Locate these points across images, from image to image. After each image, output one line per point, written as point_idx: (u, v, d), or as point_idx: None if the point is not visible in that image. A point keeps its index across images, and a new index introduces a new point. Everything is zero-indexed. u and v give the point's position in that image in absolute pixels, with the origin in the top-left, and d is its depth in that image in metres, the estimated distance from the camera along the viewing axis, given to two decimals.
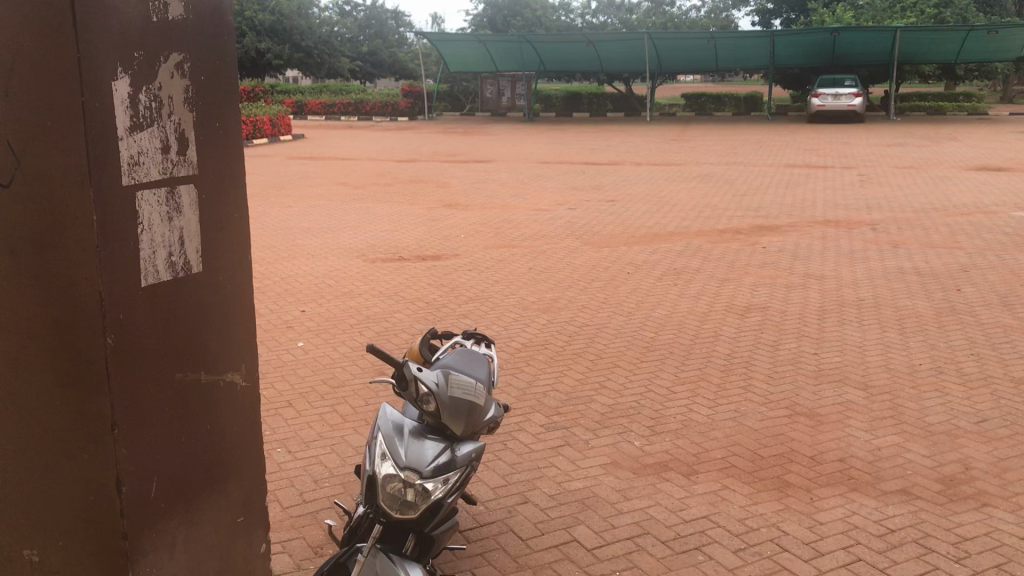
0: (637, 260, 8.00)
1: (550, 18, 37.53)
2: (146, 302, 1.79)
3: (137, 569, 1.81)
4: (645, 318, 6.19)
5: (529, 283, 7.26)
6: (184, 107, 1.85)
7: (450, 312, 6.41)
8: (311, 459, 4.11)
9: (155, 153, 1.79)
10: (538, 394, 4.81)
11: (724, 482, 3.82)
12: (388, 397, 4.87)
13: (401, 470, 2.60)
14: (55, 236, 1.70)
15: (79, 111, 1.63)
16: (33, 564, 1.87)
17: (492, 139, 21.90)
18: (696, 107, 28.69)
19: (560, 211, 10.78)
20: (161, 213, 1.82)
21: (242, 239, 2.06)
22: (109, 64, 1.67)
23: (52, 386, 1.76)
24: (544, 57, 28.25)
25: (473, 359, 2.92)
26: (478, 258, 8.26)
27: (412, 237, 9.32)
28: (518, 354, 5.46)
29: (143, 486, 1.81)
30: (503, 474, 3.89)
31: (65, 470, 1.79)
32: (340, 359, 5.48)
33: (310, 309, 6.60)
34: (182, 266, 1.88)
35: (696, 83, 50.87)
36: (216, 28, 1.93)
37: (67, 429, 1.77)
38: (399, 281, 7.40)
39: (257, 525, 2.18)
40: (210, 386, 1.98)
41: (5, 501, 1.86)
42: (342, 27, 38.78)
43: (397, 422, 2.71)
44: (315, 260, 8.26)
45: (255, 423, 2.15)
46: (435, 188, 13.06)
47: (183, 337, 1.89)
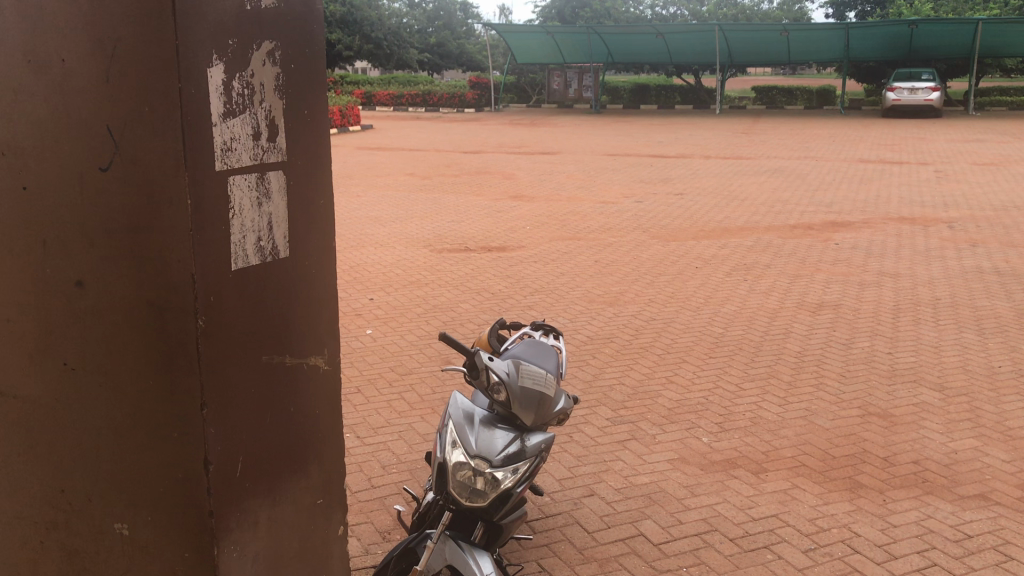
0: (705, 255, 7.92)
1: (620, 9, 37.34)
2: (236, 285, 1.82)
3: (223, 547, 1.85)
4: (714, 313, 6.13)
5: (596, 276, 7.23)
6: (275, 94, 1.88)
7: (516, 302, 6.43)
8: (379, 445, 4.16)
9: (246, 140, 1.82)
10: (605, 387, 4.80)
11: (794, 481, 3.77)
12: (455, 386, 4.91)
13: (471, 458, 2.62)
14: (150, 219, 1.73)
15: (176, 97, 1.66)
16: (124, 538, 1.92)
17: (558, 131, 21.87)
18: (767, 100, 28.30)
19: (627, 204, 10.72)
20: (251, 199, 1.85)
21: (326, 226, 2.08)
22: (205, 51, 1.70)
23: (146, 365, 1.80)
24: (612, 49, 28.07)
25: (543, 350, 2.92)
26: (544, 249, 8.27)
27: (480, 228, 9.35)
28: (584, 347, 5.45)
29: (229, 464, 1.85)
30: (569, 466, 3.89)
31: (154, 447, 1.84)
32: (408, 348, 5.54)
33: (378, 297, 6.68)
34: (270, 251, 1.91)
35: (767, 76, 50.12)
36: (307, 18, 1.94)
37: (157, 409, 1.81)
38: (466, 272, 7.45)
39: (336, 508, 2.22)
40: (294, 369, 2.02)
41: (98, 476, 1.90)
42: (410, 18, 39.03)
43: (467, 411, 2.73)
44: (384, 249, 8.36)
45: (336, 406, 2.18)
46: (501, 180, 13.08)
47: (269, 320, 1.93)
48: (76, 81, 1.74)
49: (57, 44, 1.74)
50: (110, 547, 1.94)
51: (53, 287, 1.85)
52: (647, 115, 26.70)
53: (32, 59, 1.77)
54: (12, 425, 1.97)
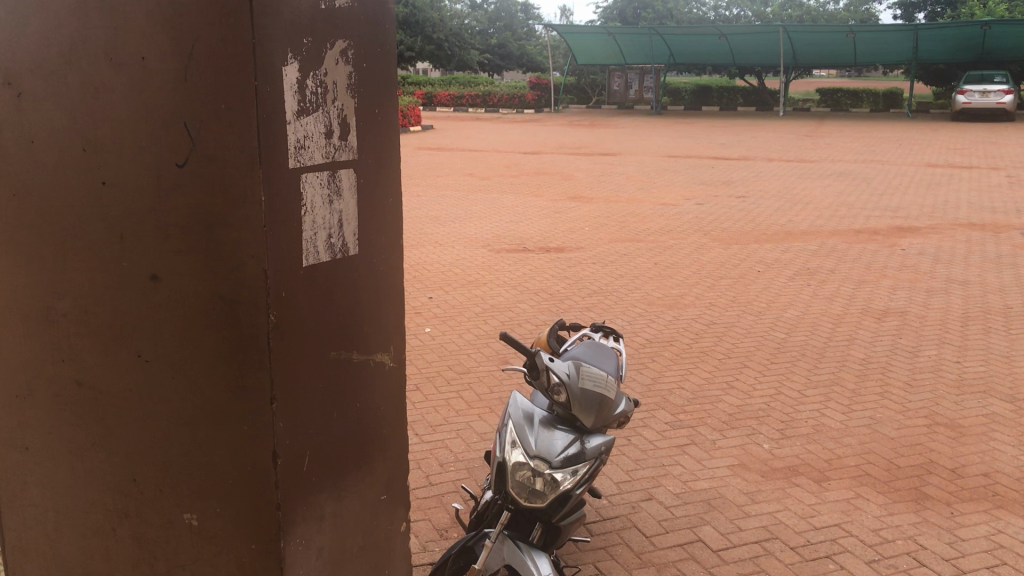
0: (767, 259, 7.82)
1: (682, 11, 37.20)
2: (307, 281, 1.84)
3: (289, 539, 1.87)
4: (776, 318, 6.06)
5: (656, 279, 7.20)
6: (347, 93, 1.90)
7: (575, 304, 6.42)
8: (437, 442, 4.18)
9: (319, 137, 1.83)
10: (664, 391, 4.76)
11: (857, 490, 3.70)
12: (513, 386, 4.92)
13: (530, 458, 2.63)
14: (225, 214, 1.74)
15: (253, 96, 1.67)
16: (192, 528, 1.92)
17: (618, 132, 21.87)
18: (832, 102, 27.94)
19: (688, 206, 10.65)
20: (323, 196, 1.87)
21: (393, 224, 2.10)
22: (281, 50, 1.71)
23: (216, 358, 1.81)
24: (675, 50, 27.91)
25: (603, 351, 2.90)
26: (604, 251, 8.25)
27: (539, 228, 9.36)
28: (644, 349, 5.43)
29: (295, 458, 1.87)
30: (628, 470, 3.87)
31: (224, 440, 1.84)
32: (466, 347, 5.56)
33: (437, 295, 6.74)
34: (340, 248, 1.93)
35: (832, 78, 49.41)
36: (378, 17, 1.96)
37: (227, 402, 1.82)
38: (524, 272, 7.47)
39: (398, 505, 2.24)
40: (360, 365, 2.04)
41: (169, 466, 1.90)
42: (472, 19, 39.33)
43: (527, 411, 2.73)
44: (443, 249, 8.43)
45: (399, 404, 2.19)
46: (560, 181, 13.10)
47: (337, 317, 1.94)
48: (155, 79, 1.73)
49: (138, 42, 1.73)
50: (179, 536, 1.93)
51: (128, 279, 1.85)
52: (708, 117, 26.54)
53: (111, 54, 1.75)
54: (84, 414, 1.96)
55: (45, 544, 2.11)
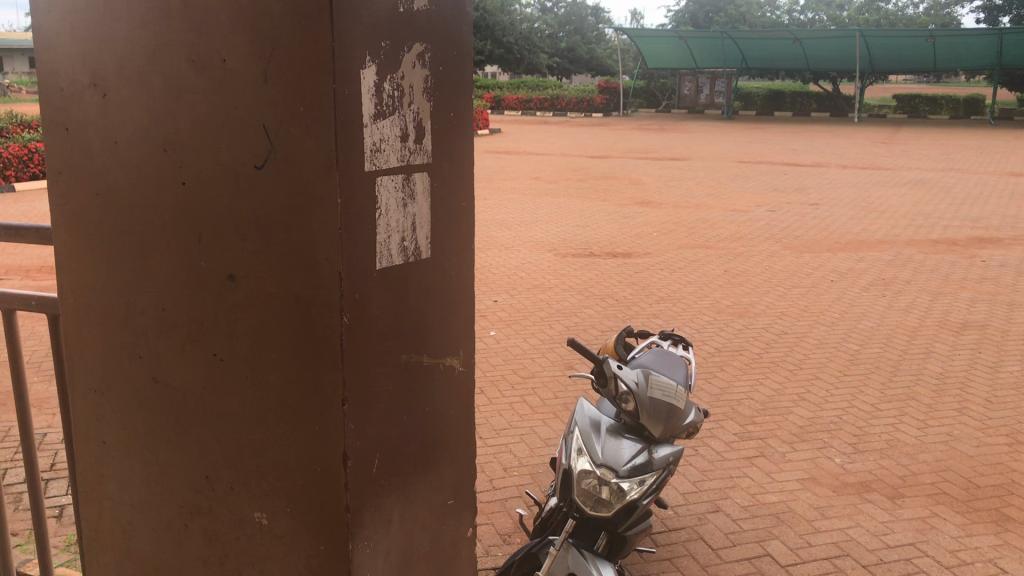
0: (840, 268, 7.66)
1: (755, 16, 36.85)
2: (380, 284, 1.83)
3: (358, 541, 1.86)
4: (849, 329, 5.92)
5: (725, 286, 7.10)
6: (423, 96, 1.88)
7: (642, 310, 6.36)
8: (501, 446, 4.18)
9: (395, 141, 1.82)
10: (732, 401, 4.68)
11: (933, 509, 3.58)
12: (577, 391, 4.89)
13: (597, 466, 2.63)
14: (301, 217, 1.72)
15: (330, 98, 1.64)
16: (263, 527, 1.91)
17: (687, 137, 21.73)
18: (909, 109, 27.33)
19: (759, 213, 10.51)
20: (397, 199, 1.85)
21: (464, 228, 2.08)
22: (360, 53, 1.68)
23: (291, 359, 1.80)
24: (746, 54, 27.60)
25: (672, 359, 2.87)
26: (672, 257, 8.17)
27: (607, 233, 9.32)
28: (712, 358, 5.35)
29: (365, 460, 1.86)
30: (694, 480, 3.81)
31: (296, 440, 1.83)
32: (531, 351, 5.55)
33: (503, 299, 6.74)
34: (413, 252, 1.92)
35: (909, 83, 48.45)
36: (454, 20, 1.94)
37: (301, 404, 1.81)
38: (590, 277, 7.44)
39: (465, 510, 2.23)
40: (430, 368, 2.03)
41: (242, 465, 1.90)
42: (541, 23, 39.44)
43: (594, 419, 2.78)
44: (509, 252, 8.44)
45: (467, 409, 2.18)
46: (628, 185, 13.04)
47: (408, 321, 1.94)
48: (236, 82, 1.71)
49: (220, 44, 1.71)
50: (249, 535, 1.93)
51: (206, 278, 1.84)
52: (780, 122, 26.19)
53: (193, 57, 1.73)
54: (160, 412, 1.96)
55: (119, 537, 2.11)
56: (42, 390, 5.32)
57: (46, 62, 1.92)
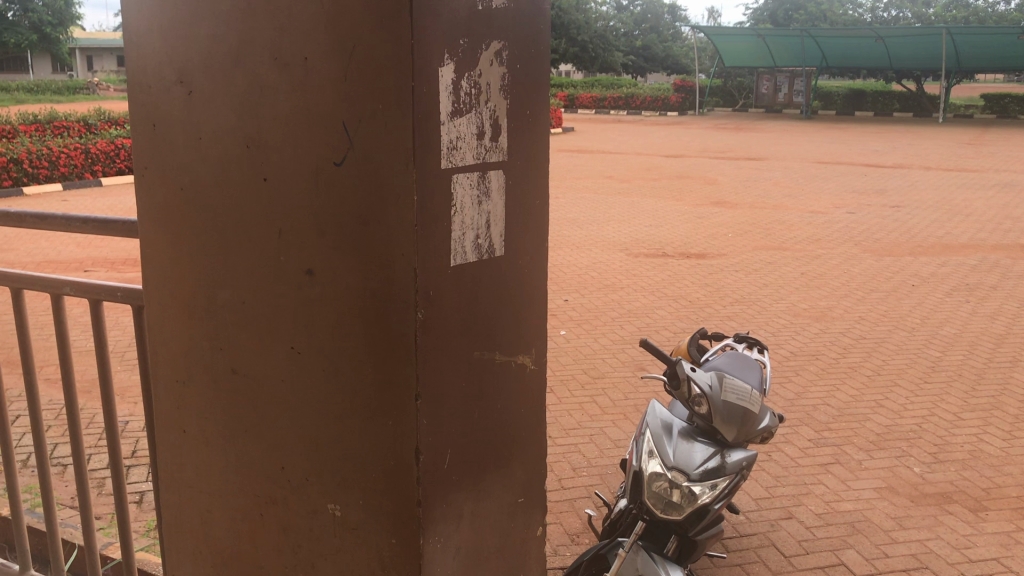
0: (923, 272, 7.45)
1: (837, 14, 36.17)
2: (453, 280, 1.84)
3: (428, 536, 1.86)
4: (930, 335, 5.75)
5: (801, 289, 6.97)
6: (500, 94, 1.88)
7: (715, 312, 6.28)
8: (570, 446, 4.17)
9: (472, 139, 1.82)
10: (807, 406, 4.59)
11: (1017, 523, 3.45)
12: (648, 393, 4.85)
13: (668, 470, 2.67)
14: (378, 213, 1.73)
15: (408, 96, 1.65)
16: (336, 520, 1.93)
17: (763, 137, 21.41)
18: (997, 109, 26.47)
19: (838, 215, 10.29)
20: (472, 196, 1.85)
21: (538, 228, 2.08)
22: (439, 51, 1.69)
23: (365, 352, 1.81)
24: (827, 53, 27.07)
25: (747, 363, 2.84)
26: (747, 258, 8.05)
27: (680, 234, 9.22)
28: (787, 363, 5.25)
29: (438, 455, 1.87)
30: (767, 486, 3.75)
31: (369, 433, 1.85)
32: (601, 351, 5.53)
33: (574, 298, 6.73)
34: (487, 249, 1.92)
35: (998, 84, 46.96)
36: (532, 18, 1.93)
37: (375, 399, 1.82)
38: (662, 277, 7.37)
39: (536, 508, 2.23)
40: (503, 365, 2.03)
41: (318, 457, 1.92)
42: (618, 21, 39.27)
43: (665, 421, 2.79)
44: (581, 251, 8.42)
45: (539, 407, 2.17)
46: (703, 185, 12.89)
47: (481, 318, 1.94)
48: (318, 79, 1.73)
49: (302, 42, 1.73)
50: (323, 527, 1.95)
51: (285, 273, 1.87)
52: (861, 123, 25.61)
53: (277, 56, 1.76)
54: (239, 402, 2.00)
55: (198, 524, 2.16)
56: (124, 379, 5.49)
57: (135, 61, 1.97)
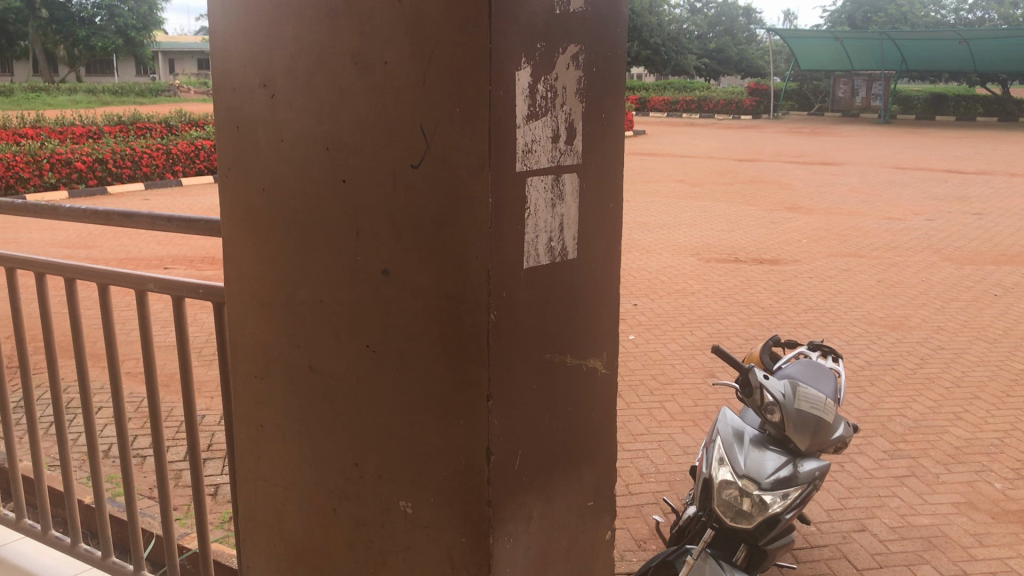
0: (1005, 282, 7.22)
1: (918, 17, 35.41)
2: (527, 283, 1.84)
3: (499, 537, 1.87)
4: (1013, 347, 5.58)
5: (878, 297, 6.82)
6: (576, 97, 1.88)
7: (788, 319, 6.19)
8: (638, 452, 4.15)
9: (547, 142, 1.83)
10: (882, 417, 4.49)
11: None
12: (718, 400, 4.80)
13: (738, 477, 2.65)
14: (453, 214, 1.75)
15: (486, 99, 1.66)
16: (408, 517, 1.95)
17: (839, 141, 21.02)
18: None
19: (917, 222, 10.04)
20: (546, 200, 1.86)
21: (613, 232, 2.07)
22: (516, 55, 1.70)
23: (438, 352, 1.83)
24: (907, 56, 26.46)
25: (820, 371, 2.80)
26: (821, 265, 7.91)
27: (752, 239, 9.11)
28: (861, 372, 5.15)
29: (508, 457, 1.88)
30: (840, 497, 3.68)
31: (441, 432, 1.87)
32: (670, 357, 5.49)
33: (643, 303, 6.70)
34: (560, 252, 1.93)
35: None
36: (610, 21, 1.93)
37: (447, 399, 1.84)
38: (734, 283, 7.29)
39: (605, 513, 2.23)
40: (574, 369, 2.04)
41: (391, 455, 1.94)
42: (691, 23, 38.93)
43: (737, 428, 2.77)
44: (652, 256, 8.37)
45: (609, 411, 2.17)
46: (777, 190, 12.70)
47: (553, 320, 1.95)
48: (397, 83, 1.75)
49: (382, 47, 1.76)
50: (395, 524, 1.98)
51: (361, 273, 1.90)
52: (943, 127, 24.96)
53: (358, 60, 1.79)
54: (314, 399, 2.04)
55: (274, 517, 2.21)
56: (202, 374, 5.65)
57: (221, 65, 2.03)
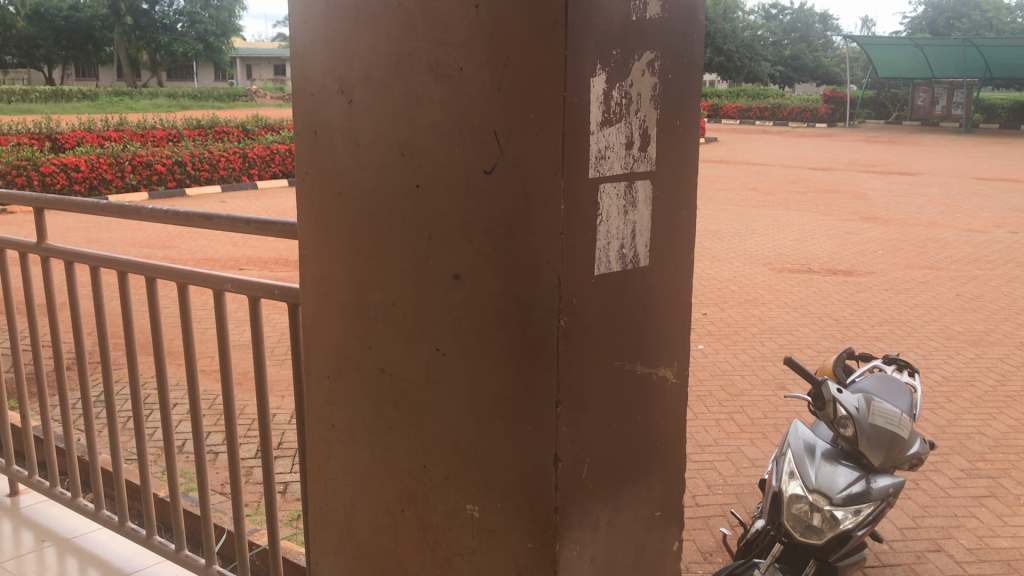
0: None
1: (1003, 23, 34.45)
2: (598, 289, 1.84)
3: (565, 543, 1.87)
4: None
5: (957, 311, 6.63)
6: (650, 104, 1.87)
7: (862, 332, 6.05)
8: (706, 463, 4.10)
9: (620, 149, 1.82)
10: (960, 435, 4.36)
11: None
12: (788, 413, 4.71)
13: (809, 492, 2.63)
14: (525, 219, 1.75)
15: (559, 106, 1.66)
16: (474, 520, 1.96)
17: (918, 150, 20.52)
18: None
19: (1000, 234, 9.75)
20: (619, 207, 1.86)
21: (685, 240, 2.06)
22: (592, 62, 1.70)
23: (508, 356, 1.83)
24: (991, 63, 25.72)
25: (896, 387, 2.74)
26: (898, 277, 7.72)
27: (826, 249, 8.94)
28: (938, 388, 5.01)
29: (576, 464, 1.87)
30: (914, 516, 3.58)
31: (509, 436, 1.87)
32: (740, 367, 5.41)
33: (713, 313, 6.63)
34: (631, 259, 1.92)
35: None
36: (686, 26, 1.92)
37: (516, 404, 1.85)
38: (806, 294, 7.16)
39: (672, 523, 2.21)
40: (644, 377, 2.03)
41: (458, 458, 1.96)
42: (766, 29, 38.33)
43: (808, 442, 2.76)
44: (722, 264, 8.27)
45: (680, 420, 2.15)
46: (852, 200, 12.44)
47: (623, 327, 1.94)
48: (472, 89, 1.76)
49: (457, 53, 1.77)
50: (461, 527, 1.99)
51: (432, 278, 1.92)
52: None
53: (433, 66, 1.81)
54: (384, 401, 2.06)
55: (342, 516, 2.24)
56: (273, 373, 5.76)
57: (301, 71, 2.07)
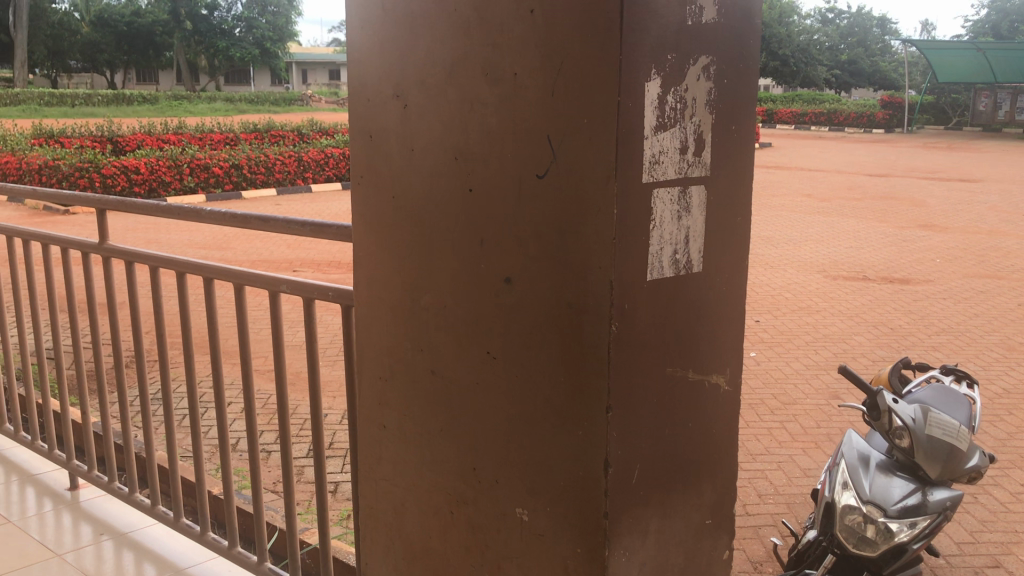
0: None
1: None
2: (650, 294, 1.83)
3: (614, 548, 1.86)
4: None
5: (1018, 322, 6.48)
6: (705, 108, 1.86)
7: (919, 342, 5.94)
8: (757, 472, 4.06)
9: (675, 153, 1.81)
10: (1020, 448, 4.26)
11: None
12: (842, 422, 4.64)
13: (862, 504, 2.59)
14: (577, 224, 1.75)
15: (613, 111, 1.66)
16: (523, 524, 1.96)
17: (980, 157, 20.09)
18: None
19: None
20: (672, 212, 1.84)
21: (739, 245, 2.04)
22: (646, 67, 1.69)
23: (558, 360, 1.83)
24: None
25: (953, 397, 2.68)
26: (957, 286, 7.56)
27: (883, 257, 8.78)
28: (998, 400, 4.90)
29: (625, 470, 1.86)
30: (972, 530, 3.51)
31: (559, 439, 1.87)
32: (793, 376, 5.35)
33: (766, 320, 6.55)
34: (684, 265, 1.91)
35: None
36: (742, 30, 1.90)
37: (566, 409, 1.84)
38: (862, 302, 7.05)
39: (723, 532, 2.19)
40: (696, 383, 2.01)
41: (508, 460, 1.96)
42: (823, 33, 37.82)
43: (862, 452, 2.72)
44: (776, 271, 8.18)
45: (732, 428, 2.13)
46: (910, 207, 12.21)
47: (675, 333, 1.92)
48: (526, 94, 1.77)
49: (512, 58, 1.78)
50: (511, 530, 1.99)
51: (484, 282, 1.92)
52: None
53: (488, 71, 1.82)
54: (435, 402, 2.07)
55: (392, 517, 2.26)
56: (325, 374, 5.82)
57: (357, 76, 2.10)
